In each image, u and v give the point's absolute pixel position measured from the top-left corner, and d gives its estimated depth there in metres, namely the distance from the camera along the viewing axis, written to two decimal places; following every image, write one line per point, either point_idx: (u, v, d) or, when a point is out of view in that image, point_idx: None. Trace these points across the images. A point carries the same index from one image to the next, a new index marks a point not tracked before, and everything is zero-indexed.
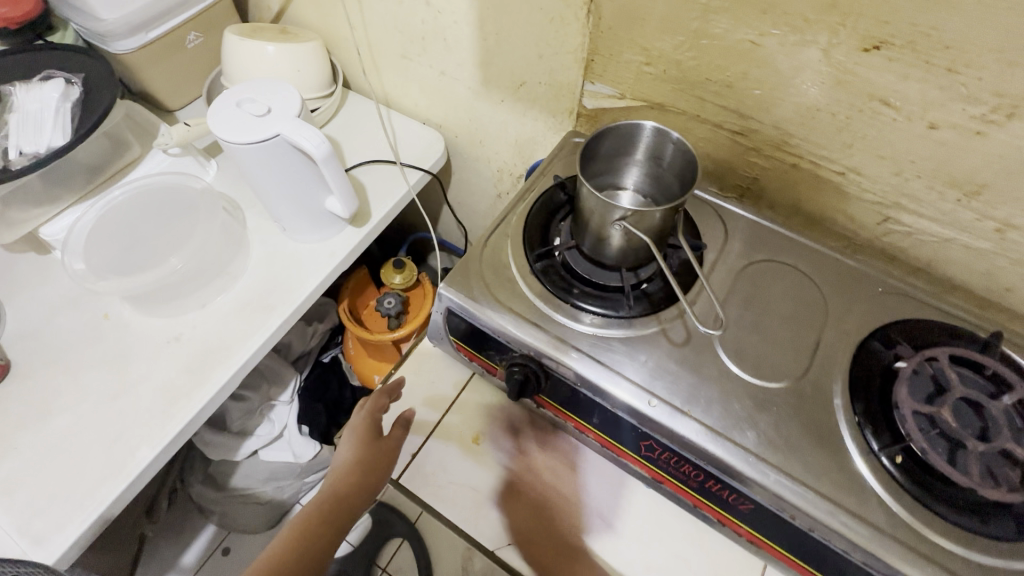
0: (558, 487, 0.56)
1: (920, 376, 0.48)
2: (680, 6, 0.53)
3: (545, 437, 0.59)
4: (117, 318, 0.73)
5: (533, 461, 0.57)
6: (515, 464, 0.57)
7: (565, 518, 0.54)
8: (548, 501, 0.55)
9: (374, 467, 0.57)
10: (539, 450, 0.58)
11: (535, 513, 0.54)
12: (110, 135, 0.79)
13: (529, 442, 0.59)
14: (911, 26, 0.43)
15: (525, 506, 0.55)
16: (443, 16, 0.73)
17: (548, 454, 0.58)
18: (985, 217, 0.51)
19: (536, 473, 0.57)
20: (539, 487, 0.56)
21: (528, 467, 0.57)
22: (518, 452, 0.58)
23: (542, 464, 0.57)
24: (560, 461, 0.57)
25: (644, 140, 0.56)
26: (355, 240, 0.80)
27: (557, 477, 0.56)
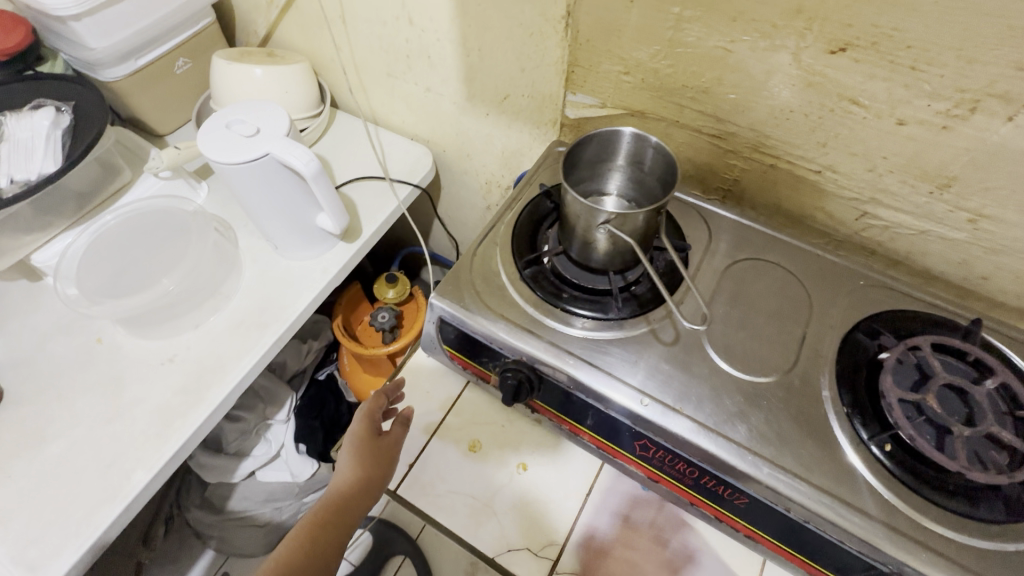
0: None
1: (905, 365, 0.50)
2: (654, 16, 0.55)
3: (654, 520, 0.54)
4: (110, 341, 0.73)
5: (635, 543, 0.53)
6: (618, 539, 0.53)
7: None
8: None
9: (377, 466, 0.57)
10: (643, 533, 0.54)
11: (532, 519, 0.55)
12: (101, 161, 0.80)
13: (649, 524, 0.54)
14: (874, 28, 0.45)
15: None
16: (426, 35, 0.75)
17: (653, 543, 0.53)
18: (958, 208, 0.53)
19: (626, 555, 0.52)
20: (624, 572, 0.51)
21: (625, 545, 0.53)
22: (623, 530, 0.54)
23: (637, 545, 0.53)
24: (660, 555, 0.52)
25: (624, 146, 0.57)
26: (347, 256, 0.81)
27: (647, 564, 0.52)
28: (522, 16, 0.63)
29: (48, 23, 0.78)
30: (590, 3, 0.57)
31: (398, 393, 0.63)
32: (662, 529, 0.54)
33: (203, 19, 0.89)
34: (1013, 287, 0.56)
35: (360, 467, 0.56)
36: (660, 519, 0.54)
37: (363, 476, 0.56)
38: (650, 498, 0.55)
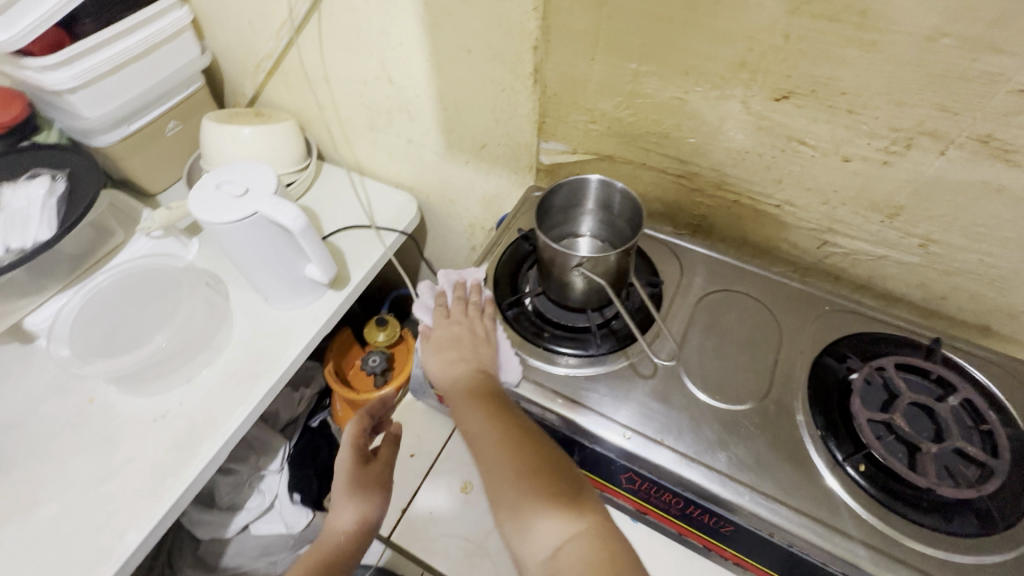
0: (478, 335, 0.58)
1: (872, 385, 0.52)
2: (614, 72, 0.59)
3: (461, 295, 0.62)
4: (103, 401, 0.73)
5: (454, 313, 0.60)
6: (439, 321, 0.60)
7: (484, 367, 0.56)
8: (468, 356, 0.57)
9: (372, 489, 0.56)
10: (461, 304, 0.61)
11: (476, 323, 0.59)
12: (95, 224, 0.83)
13: (457, 299, 0.62)
14: (811, 77, 0.49)
15: (456, 374, 0.56)
16: (405, 91, 0.79)
17: (475, 304, 0.61)
18: (908, 234, 0.57)
19: (453, 325, 0.59)
20: (453, 338, 0.58)
21: (449, 320, 0.60)
22: (443, 308, 0.61)
23: (458, 316, 0.60)
24: (480, 309, 0.60)
25: (592, 191, 0.61)
26: (336, 304, 0.83)
27: (472, 324, 0.59)
28: (494, 74, 0.68)
29: (44, 96, 0.82)
30: (555, 62, 0.62)
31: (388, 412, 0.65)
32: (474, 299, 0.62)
33: (192, 85, 0.93)
34: (971, 305, 0.59)
35: (353, 495, 0.55)
36: (468, 292, 0.62)
37: (360, 502, 0.55)
38: (463, 282, 0.63)
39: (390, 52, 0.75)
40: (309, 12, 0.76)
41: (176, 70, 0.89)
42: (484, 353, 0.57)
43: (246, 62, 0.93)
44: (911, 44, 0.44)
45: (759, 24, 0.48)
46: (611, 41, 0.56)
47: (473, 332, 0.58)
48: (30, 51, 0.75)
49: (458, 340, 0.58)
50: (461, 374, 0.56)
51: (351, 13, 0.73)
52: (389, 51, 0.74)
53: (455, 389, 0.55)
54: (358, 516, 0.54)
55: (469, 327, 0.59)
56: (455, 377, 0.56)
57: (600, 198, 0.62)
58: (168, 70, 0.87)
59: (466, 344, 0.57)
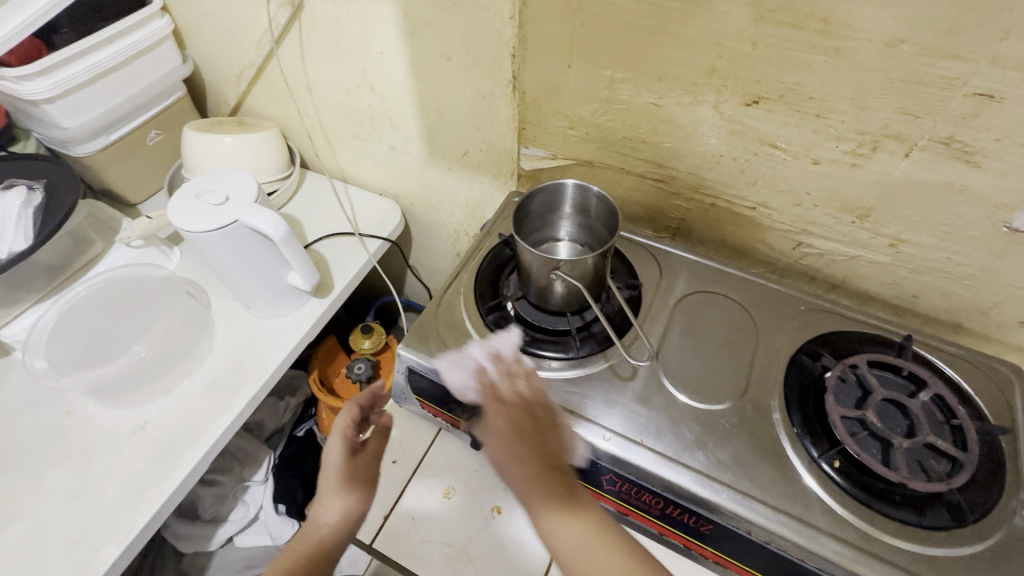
0: (540, 420, 0.53)
1: (847, 382, 0.53)
2: (591, 79, 0.60)
3: (505, 369, 0.57)
4: (80, 413, 0.72)
5: (505, 395, 0.55)
6: (490, 408, 0.54)
7: (556, 459, 0.51)
8: (538, 450, 0.51)
9: (358, 482, 0.59)
10: (508, 380, 0.56)
11: (535, 400, 0.55)
12: (72, 234, 0.82)
13: (502, 375, 0.56)
14: (779, 83, 0.51)
15: (530, 476, 0.51)
16: (387, 99, 0.80)
17: (523, 380, 0.56)
18: (878, 235, 0.58)
19: (512, 407, 0.54)
20: (512, 427, 0.53)
21: (502, 407, 0.54)
22: (490, 391, 0.55)
23: (511, 399, 0.55)
24: (529, 387, 0.56)
25: (569, 196, 0.61)
26: (319, 311, 0.83)
27: (528, 406, 0.54)
28: (473, 81, 0.69)
29: (20, 105, 0.81)
30: (533, 69, 0.63)
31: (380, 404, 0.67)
32: (518, 372, 0.57)
33: (173, 94, 0.93)
34: (942, 303, 0.60)
35: (340, 487, 0.58)
36: (508, 364, 0.57)
37: (346, 495, 0.57)
38: (498, 352, 0.58)
39: (372, 61, 0.75)
40: (290, 21, 0.77)
41: (157, 79, 0.88)
42: (552, 440, 0.52)
43: (228, 71, 0.93)
44: (872, 50, 0.45)
45: (727, 31, 0.49)
46: (587, 48, 0.57)
47: (533, 417, 0.53)
48: (6, 61, 0.74)
49: (519, 430, 0.52)
50: (537, 472, 0.51)
51: (331, 23, 0.73)
52: (369, 60, 0.75)
53: (536, 495, 0.50)
54: (345, 508, 0.57)
55: (525, 412, 0.53)
56: (532, 478, 0.51)
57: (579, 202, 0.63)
58: (148, 79, 0.87)
59: (529, 433, 0.52)
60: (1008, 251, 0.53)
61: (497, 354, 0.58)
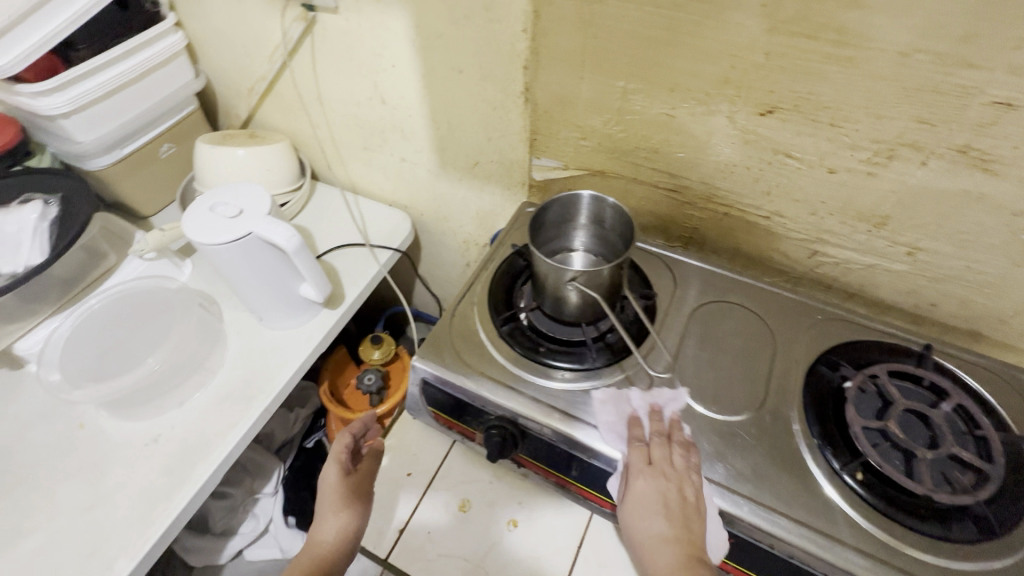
0: (692, 502, 0.48)
1: (867, 393, 0.53)
2: (603, 90, 0.60)
3: (660, 429, 0.52)
4: (92, 426, 0.72)
5: (657, 461, 0.50)
6: (638, 469, 0.50)
7: (701, 549, 0.46)
8: (684, 534, 0.46)
9: (355, 499, 0.57)
10: (661, 441, 0.51)
11: (686, 473, 0.49)
12: (87, 247, 0.83)
13: (657, 434, 0.52)
14: (793, 93, 0.51)
15: (675, 556, 0.45)
16: (398, 111, 0.80)
17: (681, 449, 0.51)
18: (895, 243, 0.58)
19: (661, 475, 0.49)
20: (661, 497, 0.48)
21: (654, 472, 0.49)
22: (642, 450, 0.51)
23: (663, 466, 0.49)
24: (687, 458, 0.50)
25: (584, 207, 0.61)
26: (330, 322, 0.83)
27: (679, 480, 0.49)
28: (485, 93, 0.69)
29: (36, 120, 0.82)
30: (545, 81, 0.63)
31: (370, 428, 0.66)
32: (673, 438, 0.52)
33: (186, 108, 0.94)
34: (961, 311, 0.60)
35: (340, 506, 0.56)
36: (665, 426, 0.53)
37: (346, 513, 0.56)
38: (658, 409, 0.54)
39: (383, 74, 0.76)
40: (302, 35, 0.78)
41: (170, 93, 0.89)
42: (698, 525, 0.47)
43: (240, 85, 0.94)
44: (887, 59, 0.45)
45: (740, 42, 0.49)
46: (599, 60, 0.58)
47: (684, 496, 0.48)
48: (24, 77, 0.76)
49: (666, 502, 0.47)
50: (681, 554, 0.45)
51: (343, 36, 0.74)
52: (381, 73, 0.76)
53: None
54: (346, 526, 0.55)
55: (678, 488, 0.48)
56: (678, 563, 0.44)
57: (593, 213, 0.63)
58: (161, 93, 0.88)
59: (678, 511, 0.47)
60: None
61: (656, 411, 0.54)
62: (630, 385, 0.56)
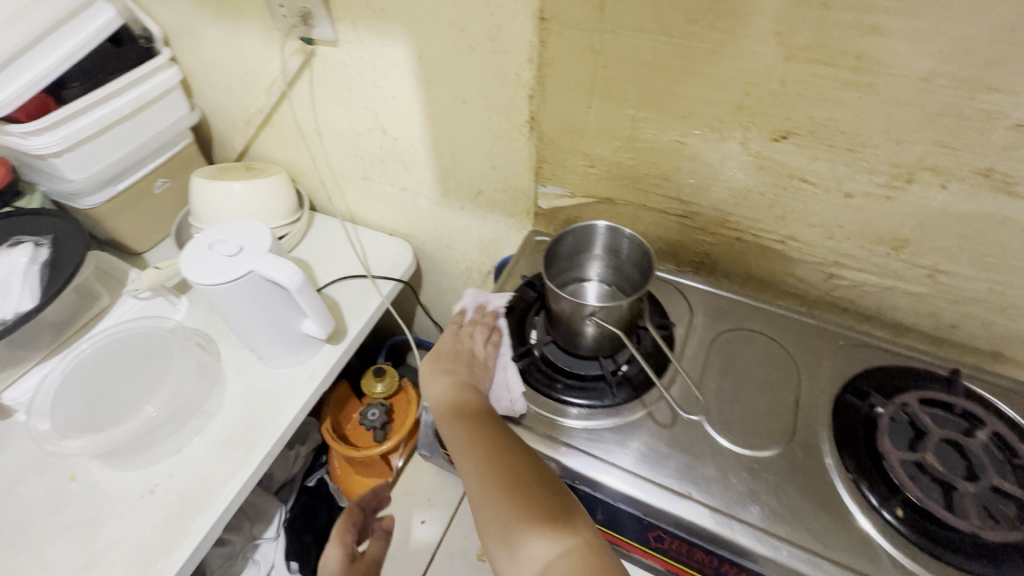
0: (479, 358, 0.60)
1: (899, 422, 0.51)
2: (611, 118, 0.59)
3: (473, 318, 0.64)
4: (85, 478, 0.69)
5: (462, 332, 0.62)
6: (445, 335, 0.62)
7: (477, 385, 0.57)
8: (461, 372, 0.58)
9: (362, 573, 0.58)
10: (472, 326, 0.63)
11: (476, 339, 0.61)
12: (80, 289, 0.80)
13: (471, 321, 0.64)
14: (809, 119, 0.50)
15: (444, 385, 0.57)
16: (399, 141, 0.79)
17: (485, 329, 0.62)
18: (915, 265, 0.56)
19: (457, 339, 0.62)
20: (452, 354, 0.60)
21: (455, 338, 0.62)
22: (455, 327, 0.63)
23: (463, 335, 0.62)
24: (483, 334, 0.62)
25: (601, 237, 0.60)
26: (333, 358, 0.80)
27: (473, 346, 0.61)
28: (489, 123, 0.68)
29: (27, 159, 0.80)
30: (552, 110, 0.62)
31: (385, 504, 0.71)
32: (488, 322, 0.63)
33: (180, 142, 0.93)
34: (982, 332, 0.59)
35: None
36: (484, 317, 0.64)
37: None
38: (484, 305, 0.65)
39: (384, 105, 0.75)
40: (301, 68, 0.77)
41: (164, 128, 0.88)
42: (480, 375, 0.58)
43: (236, 118, 0.93)
44: (907, 84, 0.44)
45: (754, 69, 0.49)
46: (608, 89, 0.57)
47: (472, 353, 0.60)
48: (14, 117, 0.74)
49: (454, 355, 0.60)
50: (453, 387, 0.56)
51: (343, 69, 0.73)
52: (382, 103, 0.75)
53: (442, 399, 0.56)
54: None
55: (466, 348, 0.61)
56: (447, 392, 0.56)
57: (607, 244, 0.62)
58: (155, 129, 0.87)
59: (463, 363, 0.59)
60: None
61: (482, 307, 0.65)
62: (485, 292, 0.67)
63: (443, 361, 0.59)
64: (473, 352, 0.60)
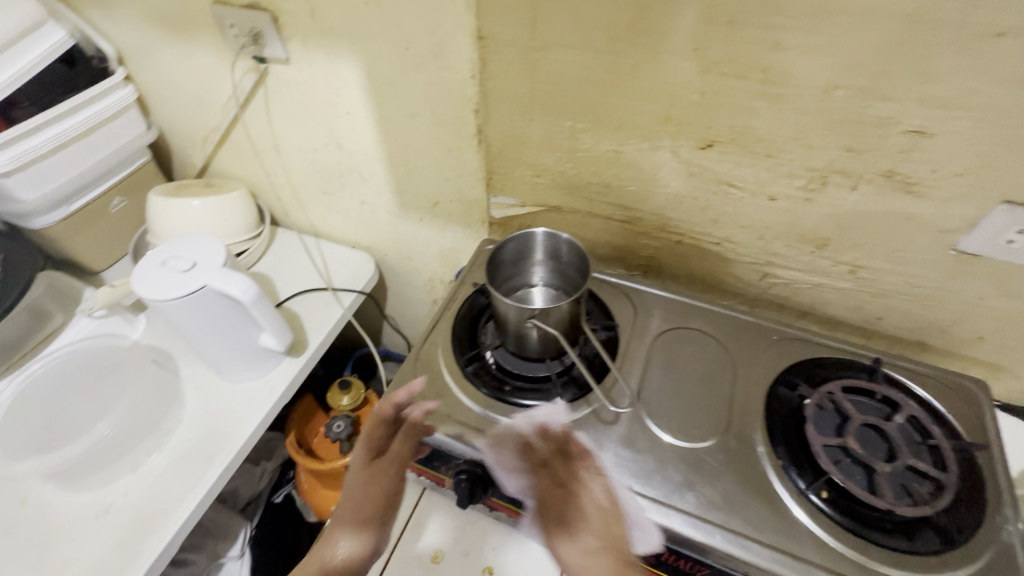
0: (605, 504, 0.51)
1: (826, 410, 0.54)
2: (552, 130, 0.62)
3: (552, 449, 0.54)
4: (37, 502, 0.67)
5: (562, 475, 0.53)
6: (543, 482, 0.53)
7: (622, 546, 0.49)
8: (606, 540, 0.49)
9: (370, 511, 0.58)
10: (562, 462, 0.54)
11: (585, 480, 0.52)
12: (31, 309, 0.78)
13: (551, 454, 0.54)
14: (730, 127, 0.53)
15: (605, 565, 0.49)
16: (355, 155, 0.81)
17: (579, 462, 0.54)
18: (838, 262, 0.60)
19: (563, 493, 0.52)
20: (578, 515, 0.51)
21: (565, 494, 0.52)
22: (547, 475, 0.53)
23: (568, 481, 0.53)
24: (586, 469, 0.53)
25: (540, 242, 0.63)
26: (293, 371, 0.80)
27: (584, 488, 0.52)
28: (440, 136, 0.70)
29: None
30: (496, 122, 0.65)
31: (411, 429, 0.57)
32: (563, 448, 0.55)
33: (137, 160, 0.93)
34: (905, 323, 0.62)
35: (346, 530, 0.57)
36: (559, 443, 0.55)
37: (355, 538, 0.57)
38: (546, 426, 0.56)
39: (338, 121, 0.77)
40: (255, 86, 0.78)
41: (119, 147, 0.88)
42: (617, 528, 0.50)
43: (194, 135, 0.93)
44: (812, 94, 0.48)
45: (676, 82, 0.52)
46: (547, 102, 0.60)
47: (593, 504, 0.51)
48: None
49: (584, 519, 0.51)
50: (606, 559, 0.49)
51: (296, 86, 0.75)
52: (336, 119, 0.76)
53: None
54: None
55: (587, 502, 0.51)
56: (609, 569, 0.49)
57: (548, 249, 0.64)
58: (111, 147, 0.87)
59: (600, 526, 0.50)
60: (959, 272, 0.56)
61: (545, 427, 0.56)
62: (538, 406, 0.57)
63: (576, 530, 0.51)
64: (597, 503, 0.51)
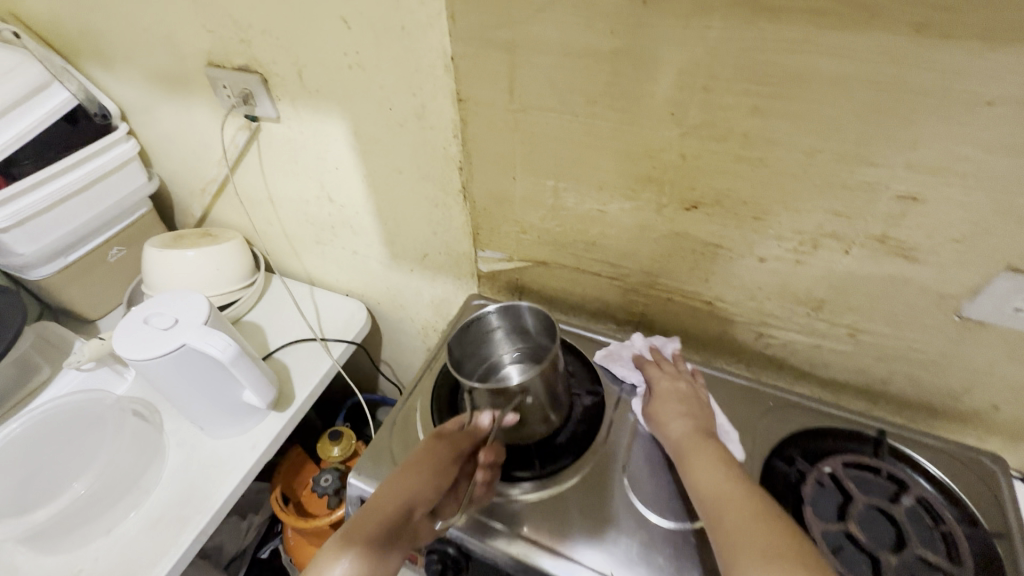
0: (700, 397, 0.56)
1: (827, 487, 0.50)
2: (536, 188, 0.61)
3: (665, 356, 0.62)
4: (11, 565, 0.66)
5: (669, 371, 0.59)
6: (651, 369, 0.60)
7: (710, 427, 0.52)
8: (697, 419, 0.53)
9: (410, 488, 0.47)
10: (670, 365, 0.60)
11: (692, 383, 0.58)
12: (18, 362, 0.79)
13: (664, 359, 0.61)
14: (713, 190, 0.52)
15: (694, 431, 0.51)
16: (345, 208, 0.81)
17: (686, 371, 0.59)
18: (836, 324, 0.57)
19: (667, 378, 0.58)
20: (677, 396, 0.56)
21: (670, 379, 0.58)
22: (654, 364, 0.60)
23: (675, 376, 0.58)
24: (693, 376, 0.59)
25: (503, 316, 0.64)
26: (277, 426, 0.79)
27: (691, 387, 0.57)
28: (426, 191, 0.70)
29: None
30: (480, 181, 0.64)
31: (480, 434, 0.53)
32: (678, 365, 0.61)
33: (139, 210, 0.95)
34: (912, 388, 0.58)
35: (376, 509, 0.46)
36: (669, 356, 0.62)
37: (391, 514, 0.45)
38: (657, 348, 0.64)
39: (328, 175, 0.77)
40: (248, 142, 0.79)
41: (121, 198, 0.90)
42: (709, 419, 0.54)
43: (194, 186, 0.95)
44: (794, 158, 0.46)
45: (655, 145, 0.51)
46: (528, 162, 0.59)
47: (696, 396, 0.56)
48: None
49: (682, 400, 0.55)
50: (691, 426, 0.52)
51: (287, 142, 0.75)
52: (326, 174, 0.77)
53: (692, 440, 0.50)
54: None
55: (691, 390, 0.56)
56: (690, 432, 0.51)
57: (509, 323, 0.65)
58: (113, 199, 0.88)
59: (693, 407, 0.55)
60: (965, 338, 0.52)
61: (657, 349, 0.63)
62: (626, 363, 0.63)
63: (670, 403, 0.55)
64: (699, 395, 0.56)
